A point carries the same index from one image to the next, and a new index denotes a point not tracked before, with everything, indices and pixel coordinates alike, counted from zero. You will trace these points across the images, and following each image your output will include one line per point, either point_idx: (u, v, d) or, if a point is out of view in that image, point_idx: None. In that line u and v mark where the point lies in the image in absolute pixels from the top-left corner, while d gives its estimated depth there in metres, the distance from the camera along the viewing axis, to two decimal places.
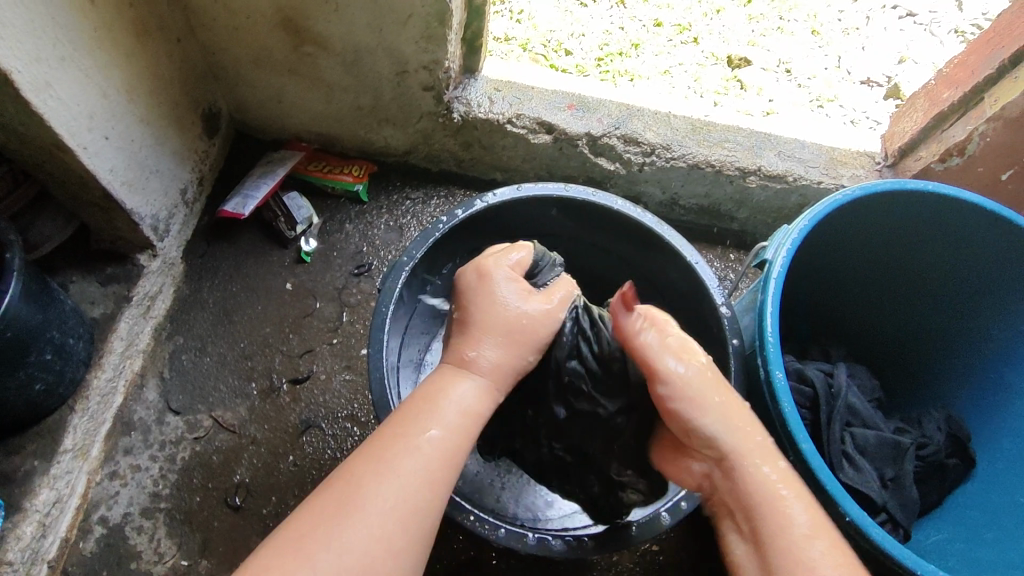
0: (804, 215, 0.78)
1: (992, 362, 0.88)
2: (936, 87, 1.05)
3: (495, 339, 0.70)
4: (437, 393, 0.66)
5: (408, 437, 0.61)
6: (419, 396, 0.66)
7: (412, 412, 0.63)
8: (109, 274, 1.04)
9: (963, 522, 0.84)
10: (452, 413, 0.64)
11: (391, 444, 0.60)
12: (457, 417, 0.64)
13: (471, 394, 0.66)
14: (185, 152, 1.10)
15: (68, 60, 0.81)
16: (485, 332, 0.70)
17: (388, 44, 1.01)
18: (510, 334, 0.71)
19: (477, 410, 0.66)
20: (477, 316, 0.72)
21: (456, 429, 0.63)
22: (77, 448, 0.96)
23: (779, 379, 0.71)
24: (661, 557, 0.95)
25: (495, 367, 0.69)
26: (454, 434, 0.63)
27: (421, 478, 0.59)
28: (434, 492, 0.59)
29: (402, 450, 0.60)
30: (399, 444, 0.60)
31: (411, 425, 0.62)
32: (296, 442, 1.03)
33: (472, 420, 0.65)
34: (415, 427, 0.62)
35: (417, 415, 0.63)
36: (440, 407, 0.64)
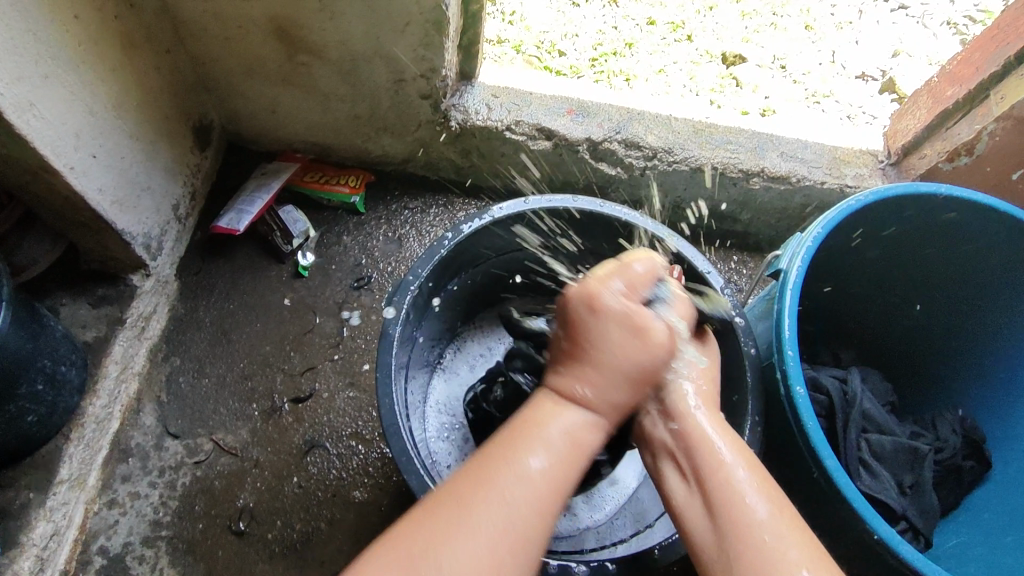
0: (817, 222, 0.76)
1: (1006, 362, 0.87)
2: (939, 84, 1.04)
3: (604, 382, 0.61)
4: (535, 424, 0.60)
5: (510, 468, 0.56)
6: (519, 422, 0.60)
7: (512, 441, 0.58)
8: (101, 296, 1.01)
9: (981, 525, 0.82)
10: (558, 435, 0.59)
11: (466, 484, 0.55)
12: (560, 446, 0.58)
13: (580, 424, 0.60)
14: (176, 167, 1.07)
15: (52, 78, 0.78)
16: (598, 370, 0.61)
17: (384, 53, 0.98)
18: (622, 377, 0.61)
19: (580, 441, 0.60)
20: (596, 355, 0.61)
21: (561, 458, 0.58)
22: (74, 478, 0.93)
23: (800, 393, 0.70)
24: (677, 569, 0.94)
25: (603, 404, 0.61)
26: (558, 467, 0.57)
27: (512, 516, 0.54)
28: (535, 525, 0.54)
29: (499, 483, 0.55)
30: (495, 478, 0.55)
31: (510, 454, 0.57)
32: (300, 463, 1.01)
33: (575, 457, 0.59)
34: (488, 480, 0.55)
35: (518, 444, 0.58)
36: (495, 479, 0.55)
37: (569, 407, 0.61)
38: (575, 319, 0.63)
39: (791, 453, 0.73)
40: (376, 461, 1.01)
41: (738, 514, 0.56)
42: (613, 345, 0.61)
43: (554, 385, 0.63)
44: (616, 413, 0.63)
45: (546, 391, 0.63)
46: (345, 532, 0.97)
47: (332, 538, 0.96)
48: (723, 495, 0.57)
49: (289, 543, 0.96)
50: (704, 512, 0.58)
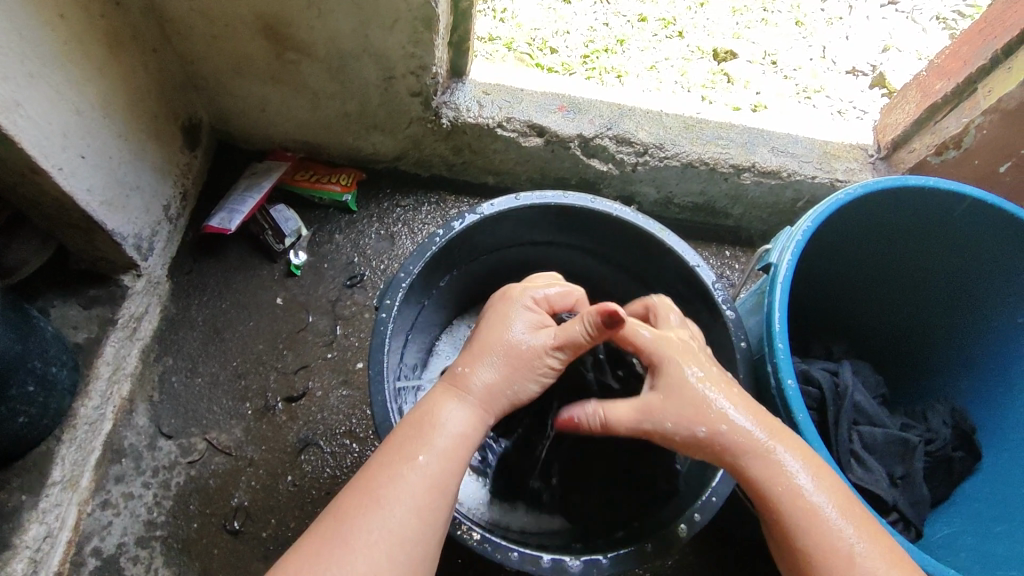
0: (807, 215, 0.77)
1: (995, 354, 0.88)
2: (928, 78, 1.05)
3: (503, 362, 0.65)
4: (422, 428, 0.60)
5: (398, 468, 0.57)
6: (405, 427, 0.61)
7: (399, 445, 0.59)
8: (92, 296, 1.00)
9: (971, 515, 0.83)
10: (449, 430, 0.60)
11: (388, 465, 0.57)
12: (447, 444, 0.59)
13: (467, 410, 0.62)
14: (166, 167, 1.06)
15: (37, 77, 0.77)
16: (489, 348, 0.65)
17: (374, 50, 0.98)
18: (509, 356, 0.65)
19: (468, 435, 0.61)
20: (488, 336, 0.66)
21: (446, 455, 0.59)
22: (66, 479, 0.93)
23: (790, 387, 0.70)
24: (672, 563, 0.94)
25: (492, 386, 0.64)
26: (443, 466, 0.58)
27: (410, 512, 0.55)
28: (427, 521, 0.56)
29: (387, 485, 0.56)
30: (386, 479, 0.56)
31: (399, 458, 0.58)
32: (294, 461, 1.01)
33: (459, 448, 0.60)
34: (398, 462, 0.58)
35: (409, 448, 0.59)
36: (396, 467, 0.57)
37: (460, 398, 0.62)
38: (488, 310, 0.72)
39: None
40: (370, 458, 1.01)
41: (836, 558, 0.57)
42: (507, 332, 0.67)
43: (450, 381, 0.64)
44: (494, 401, 0.64)
45: (439, 386, 0.65)
46: None
47: None
48: (803, 513, 0.59)
49: (284, 542, 0.96)
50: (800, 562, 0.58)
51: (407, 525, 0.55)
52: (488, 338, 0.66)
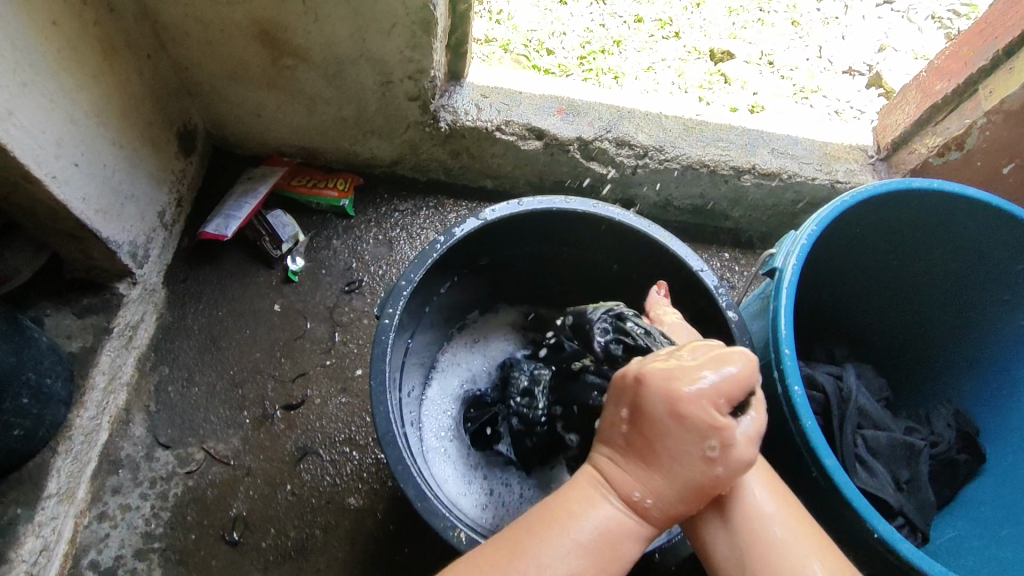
0: (811, 219, 0.76)
1: (999, 356, 0.87)
2: (928, 79, 1.04)
3: (662, 490, 0.58)
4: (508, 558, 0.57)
5: (554, 535, 0.58)
6: (548, 505, 0.61)
7: (549, 523, 0.58)
8: (86, 305, 0.99)
9: (976, 518, 0.83)
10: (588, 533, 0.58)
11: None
12: (592, 538, 0.58)
13: (610, 519, 0.59)
14: (161, 173, 1.05)
15: (31, 85, 0.76)
16: (659, 482, 0.58)
17: (371, 55, 0.97)
18: (684, 487, 0.58)
19: (614, 530, 0.59)
20: (652, 451, 0.58)
21: (599, 554, 0.58)
22: (62, 492, 0.91)
23: (797, 393, 0.69)
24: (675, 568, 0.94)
25: (646, 511, 0.59)
26: (594, 566, 0.57)
27: None
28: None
29: (541, 546, 0.57)
30: (523, 556, 0.57)
31: (551, 531, 0.58)
32: (293, 470, 1.00)
33: (615, 542, 0.59)
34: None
35: (512, 544, 0.58)
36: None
37: (610, 498, 0.60)
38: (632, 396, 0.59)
39: (788, 452, 0.72)
40: (370, 467, 1.00)
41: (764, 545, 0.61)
42: (677, 468, 0.57)
43: (601, 469, 0.61)
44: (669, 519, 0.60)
45: (587, 475, 0.62)
46: (340, 539, 0.96)
47: (327, 545, 0.95)
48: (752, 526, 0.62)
49: (284, 552, 0.95)
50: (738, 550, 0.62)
51: None
52: (664, 465, 0.57)
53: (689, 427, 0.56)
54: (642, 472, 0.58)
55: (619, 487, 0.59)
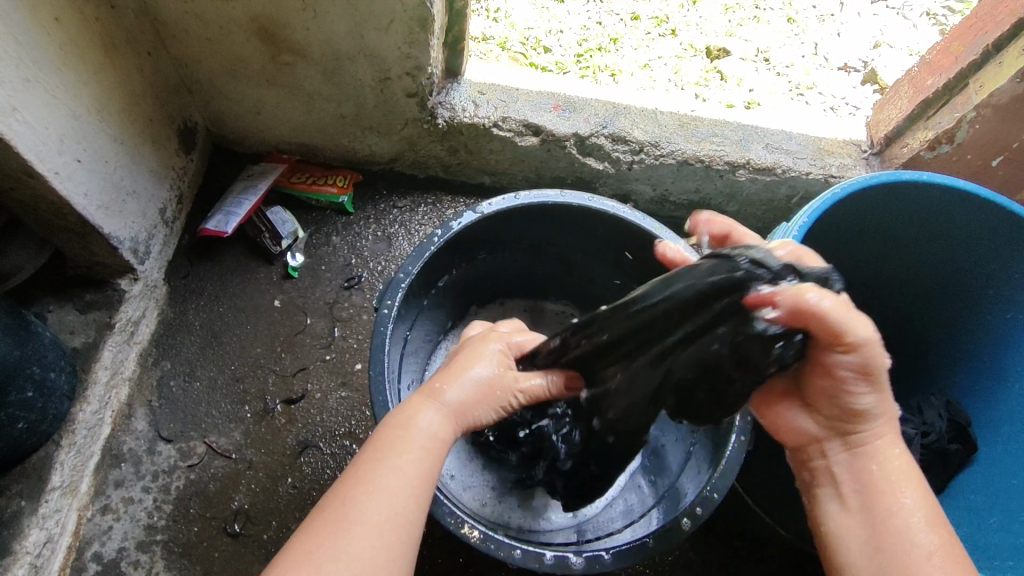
0: (802, 211, 0.77)
1: (989, 347, 0.88)
2: (919, 74, 1.05)
3: (471, 397, 0.65)
4: (371, 468, 0.57)
5: (399, 447, 0.59)
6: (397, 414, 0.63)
7: (381, 446, 0.59)
8: (89, 301, 1.00)
9: (967, 506, 0.84)
10: (421, 442, 0.60)
11: (369, 469, 0.57)
12: (420, 458, 0.59)
13: (437, 426, 0.62)
14: (162, 170, 1.06)
15: (33, 82, 0.77)
16: (452, 379, 0.65)
17: (369, 52, 0.98)
18: (474, 388, 0.66)
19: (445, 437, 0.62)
20: (454, 369, 0.67)
21: (431, 451, 0.60)
22: (65, 485, 0.93)
23: None
24: (672, 558, 0.95)
25: (459, 407, 0.64)
26: (421, 472, 0.59)
27: (385, 521, 0.55)
28: (400, 533, 0.55)
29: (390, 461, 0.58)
30: (383, 464, 0.58)
31: (401, 441, 0.60)
32: (294, 464, 1.01)
33: (440, 447, 0.61)
34: (377, 469, 0.57)
35: (381, 452, 0.59)
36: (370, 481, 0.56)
37: (435, 405, 0.63)
38: (460, 349, 0.72)
39: None
40: None
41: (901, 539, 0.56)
42: (475, 368, 0.67)
43: (427, 390, 0.64)
44: (456, 428, 0.64)
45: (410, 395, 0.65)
46: None
47: None
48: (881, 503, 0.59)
49: (285, 544, 0.96)
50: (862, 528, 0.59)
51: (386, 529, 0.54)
52: (455, 369, 0.67)
53: (473, 348, 0.70)
54: (444, 381, 0.65)
55: (432, 390, 0.64)
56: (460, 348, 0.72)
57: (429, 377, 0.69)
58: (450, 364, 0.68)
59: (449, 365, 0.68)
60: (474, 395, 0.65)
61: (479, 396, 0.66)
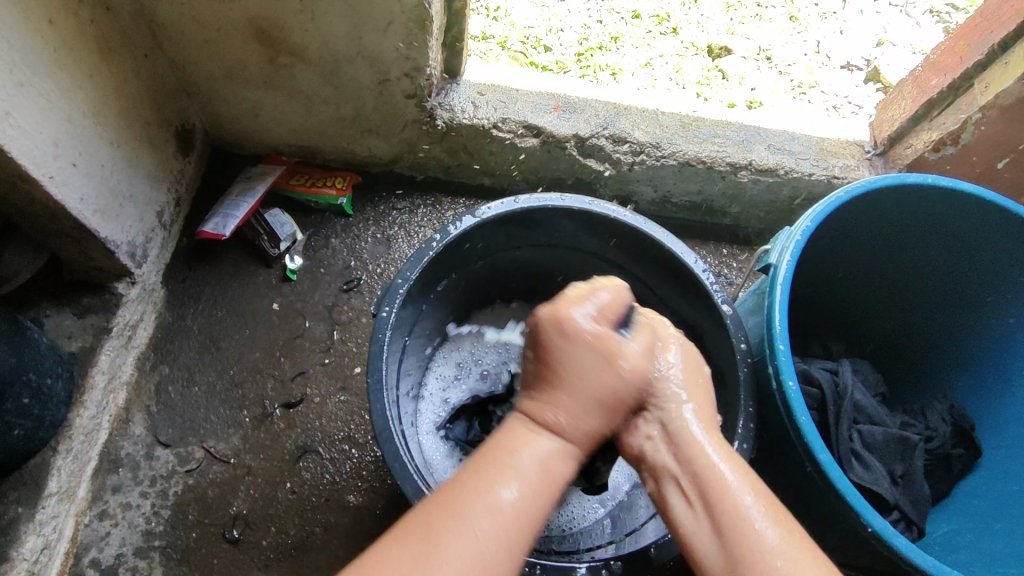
0: (805, 216, 0.76)
1: (995, 351, 0.88)
2: (924, 74, 1.04)
3: (581, 408, 0.60)
4: (480, 488, 0.55)
5: (480, 491, 0.54)
6: (489, 451, 0.59)
7: (485, 462, 0.57)
8: (86, 305, 0.99)
9: (972, 513, 0.83)
10: (530, 463, 0.57)
11: (474, 484, 0.55)
12: (534, 480, 0.56)
13: (554, 453, 0.59)
14: (159, 173, 1.05)
15: (27, 86, 0.76)
16: (571, 395, 0.60)
17: (368, 53, 0.97)
18: (593, 403, 0.61)
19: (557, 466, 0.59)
20: (568, 377, 0.61)
21: (534, 488, 0.56)
22: (63, 491, 0.92)
23: (791, 388, 0.69)
24: (674, 564, 0.95)
25: (572, 428, 0.60)
26: (532, 496, 0.56)
27: (490, 541, 0.52)
28: (509, 556, 0.53)
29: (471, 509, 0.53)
30: (463, 516, 0.53)
31: (482, 482, 0.55)
32: (293, 469, 1.00)
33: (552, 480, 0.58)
34: (484, 487, 0.55)
35: (450, 509, 0.54)
36: (473, 500, 0.54)
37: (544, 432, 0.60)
38: (548, 344, 0.62)
39: (785, 448, 0.73)
40: (370, 464, 1.00)
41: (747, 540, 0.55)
42: (592, 375, 0.61)
43: (526, 410, 0.61)
44: (588, 442, 0.61)
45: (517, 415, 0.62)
46: (340, 537, 0.96)
47: (327, 543, 0.96)
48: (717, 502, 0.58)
49: (285, 550, 0.95)
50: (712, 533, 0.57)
51: (494, 553, 0.52)
52: (569, 380, 0.61)
53: (578, 345, 0.61)
54: (556, 395, 0.61)
55: (535, 413, 0.61)
56: (544, 335, 0.62)
57: (536, 377, 0.63)
58: (558, 368, 0.61)
59: (552, 364, 0.61)
60: (586, 409, 0.60)
61: (581, 416, 0.60)
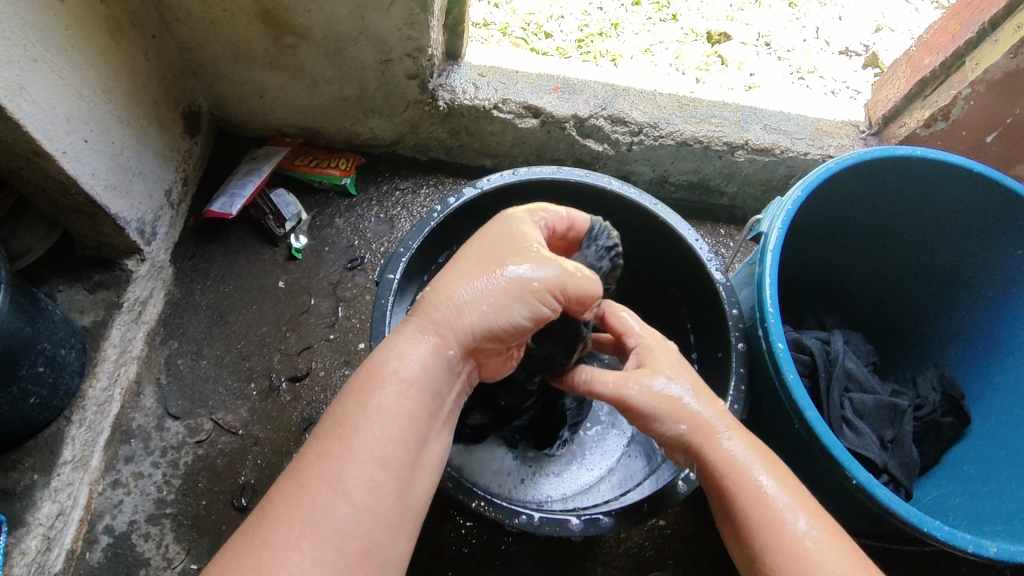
0: (796, 185, 0.78)
1: (983, 321, 0.90)
2: (917, 53, 1.06)
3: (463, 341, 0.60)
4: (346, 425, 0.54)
5: (346, 433, 0.54)
6: (356, 383, 0.57)
7: (352, 397, 0.56)
8: (97, 281, 1.02)
9: (960, 477, 0.85)
10: (394, 391, 0.56)
11: (343, 420, 0.54)
12: (394, 405, 0.55)
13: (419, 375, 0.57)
14: (167, 152, 1.08)
15: (40, 62, 0.79)
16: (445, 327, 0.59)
17: (370, 34, 0.99)
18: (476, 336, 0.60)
19: (432, 374, 0.58)
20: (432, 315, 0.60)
21: (399, 409, 0.55)
22: (77, 459, 0.95)
23: (780, 349, 0.72)
24: (671, 531, 0.97)
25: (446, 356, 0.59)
26: (395, 426, 0.55)
27: (355, 487, 0.52)
28: (371, 492, 0.52)
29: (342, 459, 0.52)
30: (337, 462, 0.52)
31: (350, 421, 0.54)
32: (299, 440, 1.03)
33: (417, 387, 0.57)
34: (351, 427, 0.54)
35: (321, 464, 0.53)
36: (341, 443, 0.53)
37: (424, 342, 0.59)
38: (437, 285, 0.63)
39: (775, 409, 0.75)
40: None
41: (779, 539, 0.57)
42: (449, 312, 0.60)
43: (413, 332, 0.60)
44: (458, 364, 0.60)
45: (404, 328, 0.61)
46: None
47: None
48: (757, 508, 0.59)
49: None
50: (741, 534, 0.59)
51: (360, 494, 0.52)
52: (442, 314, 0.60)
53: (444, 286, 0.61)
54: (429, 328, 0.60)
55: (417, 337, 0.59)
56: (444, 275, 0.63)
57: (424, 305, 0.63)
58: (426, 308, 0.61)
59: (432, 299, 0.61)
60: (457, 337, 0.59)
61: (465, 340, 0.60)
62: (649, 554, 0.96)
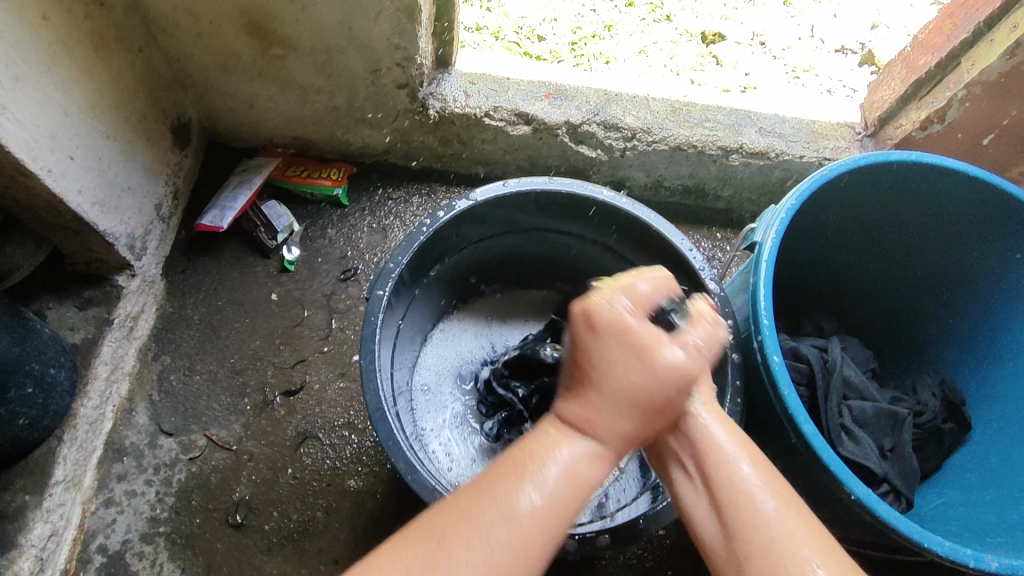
0: (790, 192, 0.77)
1: (983, 325, 0.88)
2: (913, 53, 1.04)
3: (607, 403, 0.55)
4: (528, 457, 0.53)
5: (499, 502, 0.50)
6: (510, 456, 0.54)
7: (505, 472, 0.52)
8: (88, 298, 1.01)
9: (961, 486, 0.84)
10: (553, 471, 0.53)
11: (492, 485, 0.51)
12: (560, 487, 0.52)
13: (580, 457, 0.54)
14: (156, 166, 1.07)
15: (23, 80, 0.78)
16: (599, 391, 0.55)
17: (359, 43, 0.98)
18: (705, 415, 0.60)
19: (588, 477, 0.54)
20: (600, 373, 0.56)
21: (558, 496, 0.52)
22: (69, 479, 0.94)
23: (776, 362, 0.71)
24: (670, 542, 0.97)
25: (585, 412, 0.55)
26: (550, 504, 0.51)
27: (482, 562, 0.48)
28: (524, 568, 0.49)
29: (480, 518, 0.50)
30: (461, 529, 0.49)
31: (500, 488, 0.51)
32: (294, 454, 1.02)
33: (580, 479, 0.53)
34: (503, 489, 0.51)
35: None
36: (528, 474, 0.52)
37: (573, 440, 0.55)
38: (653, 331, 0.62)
39: (772, 422, 0.74)
40: (369, 449, 1.02)
41: (742, 508, 0.54)
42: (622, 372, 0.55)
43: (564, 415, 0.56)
44: (620, 441, 0.56)
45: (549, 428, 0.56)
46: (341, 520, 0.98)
47: (328, 526, 0.98)
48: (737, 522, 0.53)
49: (287, 534, 0.97)
50: (710, 506, 0.56)
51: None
52: (602, 376, 0.55)
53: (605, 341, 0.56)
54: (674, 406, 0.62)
55: (570, 415, 0.56)
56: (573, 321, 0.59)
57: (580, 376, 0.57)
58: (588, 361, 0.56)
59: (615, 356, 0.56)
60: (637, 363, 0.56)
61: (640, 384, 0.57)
62: (648, 565, 0.96)
